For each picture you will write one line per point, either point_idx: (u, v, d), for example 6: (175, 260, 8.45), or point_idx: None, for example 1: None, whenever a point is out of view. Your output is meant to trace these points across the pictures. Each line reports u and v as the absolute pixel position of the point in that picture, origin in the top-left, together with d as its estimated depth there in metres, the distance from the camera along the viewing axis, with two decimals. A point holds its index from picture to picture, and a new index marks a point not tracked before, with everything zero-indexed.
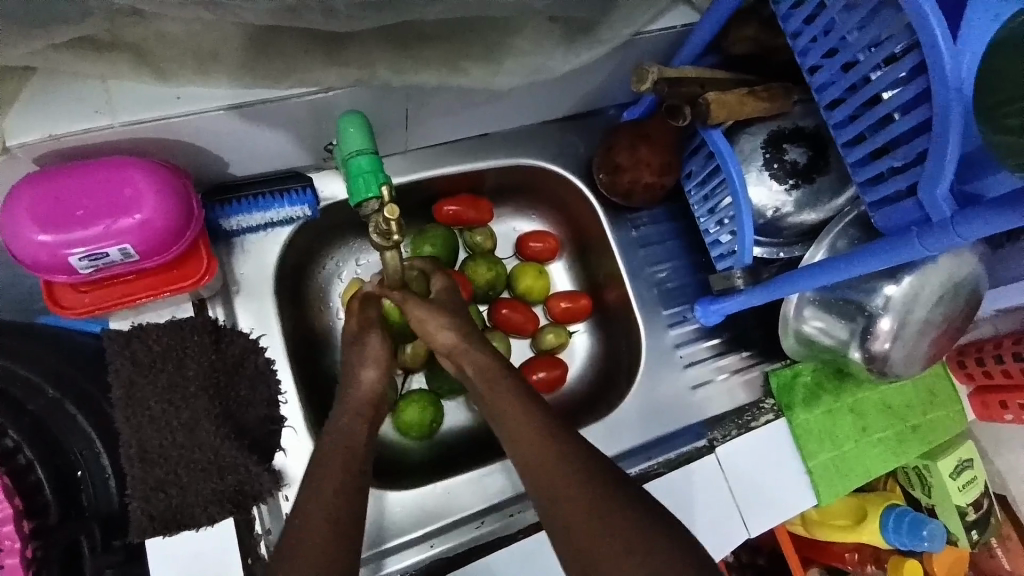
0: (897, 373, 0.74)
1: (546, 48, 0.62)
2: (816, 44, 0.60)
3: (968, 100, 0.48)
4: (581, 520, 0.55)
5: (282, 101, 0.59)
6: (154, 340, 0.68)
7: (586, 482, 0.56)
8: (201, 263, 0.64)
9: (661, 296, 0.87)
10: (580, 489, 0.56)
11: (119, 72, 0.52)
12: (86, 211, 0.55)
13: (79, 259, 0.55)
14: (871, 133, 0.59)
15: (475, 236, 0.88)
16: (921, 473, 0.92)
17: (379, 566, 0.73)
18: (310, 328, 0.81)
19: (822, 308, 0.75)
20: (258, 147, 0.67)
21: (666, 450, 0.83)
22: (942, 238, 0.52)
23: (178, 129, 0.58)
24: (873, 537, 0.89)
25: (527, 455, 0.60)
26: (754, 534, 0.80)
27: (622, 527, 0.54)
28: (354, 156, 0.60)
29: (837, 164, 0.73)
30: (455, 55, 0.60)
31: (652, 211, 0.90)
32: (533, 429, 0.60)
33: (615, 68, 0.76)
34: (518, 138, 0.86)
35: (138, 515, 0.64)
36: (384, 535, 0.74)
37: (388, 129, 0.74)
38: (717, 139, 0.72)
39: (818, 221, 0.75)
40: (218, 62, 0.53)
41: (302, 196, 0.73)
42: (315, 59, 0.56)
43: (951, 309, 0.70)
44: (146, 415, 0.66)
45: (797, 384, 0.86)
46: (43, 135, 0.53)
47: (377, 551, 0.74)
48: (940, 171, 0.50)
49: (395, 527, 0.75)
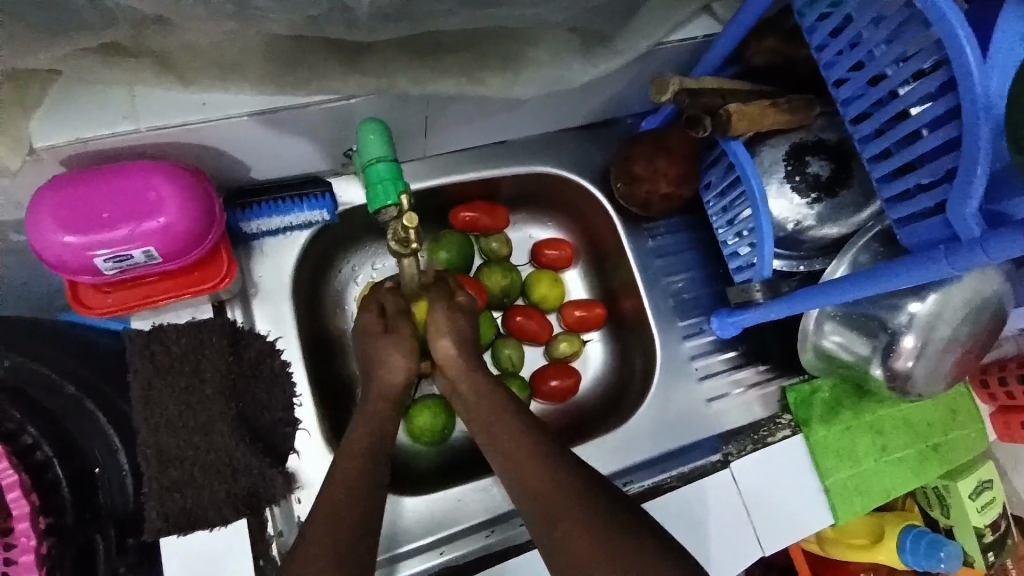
0: (918, 392, 0.72)
1: (565, 59, 0.62)
2: (841, 57, 0.60)
3: (999, 119, 0.47)
4: (575, 534, 0.55)
5: (304, 108, 0.59)
6: (173, 341, 0.68)
7: (584, 493, 0.57)
8: (221, 267, 0.65)
9: (676, 307, 0.87)
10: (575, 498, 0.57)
11: (144, 80, 0.53)
12: (110, 214, 0.55)
13: (103, 261, 0.56)
14: (897, 148, 0.57)
15: (490, 243, 0.88)
16: (940, 493, 0.89)
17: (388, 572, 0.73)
18: (325, 331, 0.81)
19: (843, 323, 0.73)
20: (278, 152, 0.68)
21: (679, 463, 0.82)
22: (970, 259, 0.50)
23: (201, 134, 0.59)
24: (890, 556, 0.87)
25: (522, 461, 0.60)
26: (768, 552, 0.78)
27: (627, 548, 0.54)
28: (373, 163, 0.60)
29: (860, 177, 0.72)
30: (474, 65, 0.60)
31: (669, 221, 0.89)
32: (528, 443, 0.60)
33: (634, 77, 0.76)
34: (535, 145, 0.86)
35: (153, 515, 0.65)
36: (390, 541, 0.74)
37: (406, 136, 0.74)
38: (737, 151, 0.71)
39: (840, 235, 0.74)
40: (240, 70, 0.54)
41: (320, 201, 0.74)
42: (336, 67, 0.56)
43: (977, 328, 0.68)
44: (164, 415, 0.67)
45: (815, 399, 0.84)
46: (70, 138, 0.54)
47: (385, 558, 0.74)
48: (968, 190, 0.49)
49: (410, 535, 0.75)
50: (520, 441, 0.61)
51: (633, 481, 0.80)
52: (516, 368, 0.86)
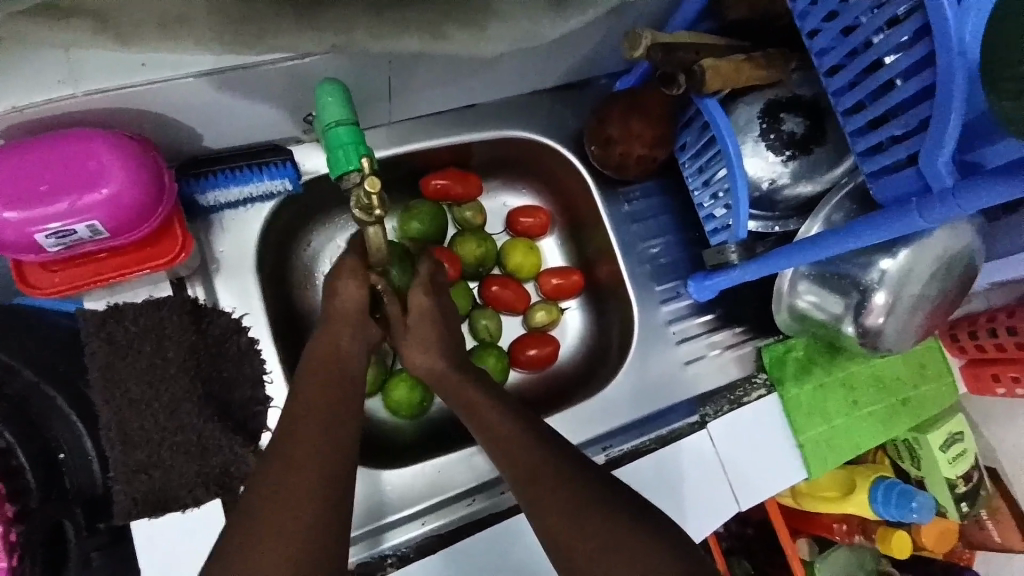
0: (889, 348, 0.73)
1: (535, 13, 0.58)
2: (816, 6, 0.58)
3: (973, 65, 0.46)
4: (551, 513, 0.55)
5: (256, 68, 0.56)
6: (131, 320, 0.66)
7: (553, 474, 0.57)
8: (176, 241, 0.62)
9: (653, 272, 0.86)
10: (543, 479, 0.56)
11: (78, 40, 0.48)
12: (50, 186, 0.52)
13: (47, 235, 0.53)
14: (871, 100, 0.56)
15: (464, 212, 0.86)
16: (912, 445, 0.92)
17: (373, 542, 0.73)
18: (296, 306, 0.79)
19: (817, 283, 0.73)
20: (233, 119, 0.64)
21: (657, 426, 0.83)
22: (941, 210, 0.50)
23: (146, 99, 0.56)
24: (861, 508, 0.89)
25: (497, 431, 0.60)
26: (743, 507, 0.80)
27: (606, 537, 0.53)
28: (331, 127, 0.57)
29: (835, 133, 0.71)
30: (439, 19, 0.54)
31: (645, 185, 0.88)
32: (491, 424, 0.61)
33: (607, 33, 0.73)
34: (507, 108, 0.83)
35: (121, 497, 0.64)
36: (382, 510, 0.74)
37: (370, 100, 0.71)
38: (712, 109, 0.69)
39: (814, 194, 0.73)
40: (183, 28, 0.50)
41: (281, 169, 0.70)
42: (288, 22, 0.51)
43: (947, 284, 0.68)
44: (126, 397, 0.65)
45: (789, 359, 0.85)
46: (4, 107, 0.51)
47: (374, 528, 0.73)
48: (941, 140, 0.48)
49: (393, 503, 0.75)
50: (490, 422, 0.61)
51: (612, 446, 0.81)
52: (493, 339, 0.86)
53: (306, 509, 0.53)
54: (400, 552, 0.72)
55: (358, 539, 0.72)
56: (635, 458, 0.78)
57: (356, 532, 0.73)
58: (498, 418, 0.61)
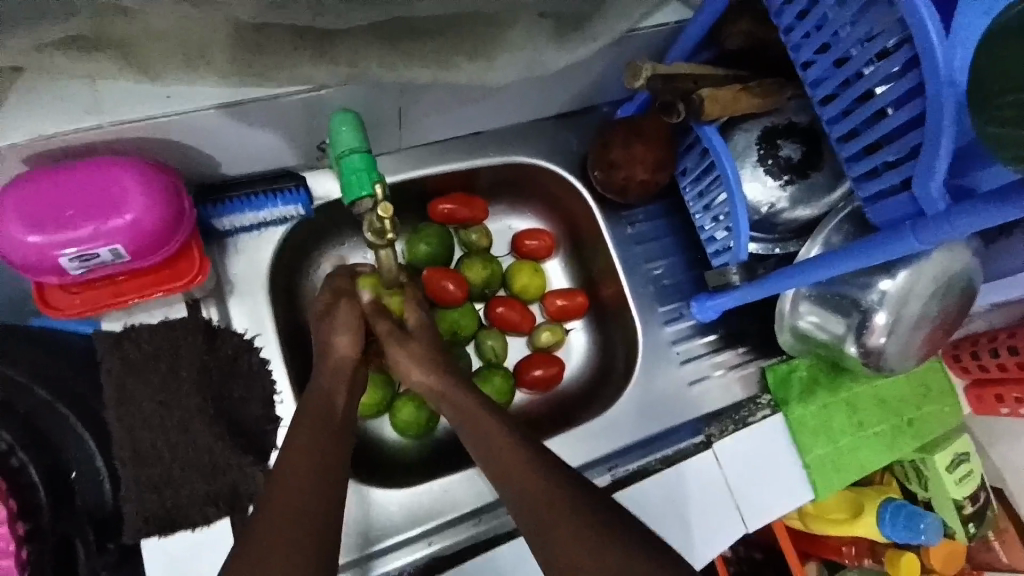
0: (892, 367, 0.74)
1: (539, 44, 0.60)
2: (809, 39, 0.61)
3: (962, 95, 0.48)
4: (559, 531, 0.55)
5: (274, 99, 0.58)
6: (146, 340, 0.67)
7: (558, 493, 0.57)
8: (192, 263, 0.64)
9: (656, 293, 0.87)
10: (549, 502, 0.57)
11: (105, 70, 0.51)
12: (75, 212, 0.54)
13: (69, 259, 0.55)
14: (865, 127, 0.58)
15: (470, 234, 0.88)
16: (917, 466, 0.92)
17: (361, 570, 0.73)
18: (306, 328, 0.81)
19: (819, 304, 0.75)
20: (250, 147, 0.67)
21: (662, 446, 0.83)
22: (936, 232, 0.52)
23: (170, 129, 0.58)
24: (870, 530, 0.89)
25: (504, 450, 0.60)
26: (751, 528, 0.80)
27: (612, 554, 0.53)
28: (346, 155, 0.60)
29: (831, 159, 0.73)
30: (447, 51, 0.57)
31: (647, 208, 0.90)
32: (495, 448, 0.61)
33: (609, 63, 0.76)
34: (513, 134, 0.86)
35: (132, 515, 0.64)
36: (373, 537, 0.74)
37: (380, 128, 0.74)
38: (711, 136, 0.71)
39: (813, 217, 0.75)
40: (207, 63, 0.52)
41: (294, 195, 0.73)
42: (305, 56, 0.54)
43: (945, 305, 0.70)
44: (139, 415, 0.66)
45: (793, 379, 0.86)
46: (31, 134, 0.53)
47: (361, 556, 0.73)
48: (933, 166, 0.50)
49: (384, 528, 0.74)
50: (496, 435, 0.62)
51: (618, 466, 0.81)
52: (499, 359, 0.86)
53: (309, 531, 0.53)
54: (407, 573, 0.73)
55: (348, 566, 0.72)
56: (642, 479, 0.79)
57: (347, 558, 0.72)
58: (498, 441, 0.62)
